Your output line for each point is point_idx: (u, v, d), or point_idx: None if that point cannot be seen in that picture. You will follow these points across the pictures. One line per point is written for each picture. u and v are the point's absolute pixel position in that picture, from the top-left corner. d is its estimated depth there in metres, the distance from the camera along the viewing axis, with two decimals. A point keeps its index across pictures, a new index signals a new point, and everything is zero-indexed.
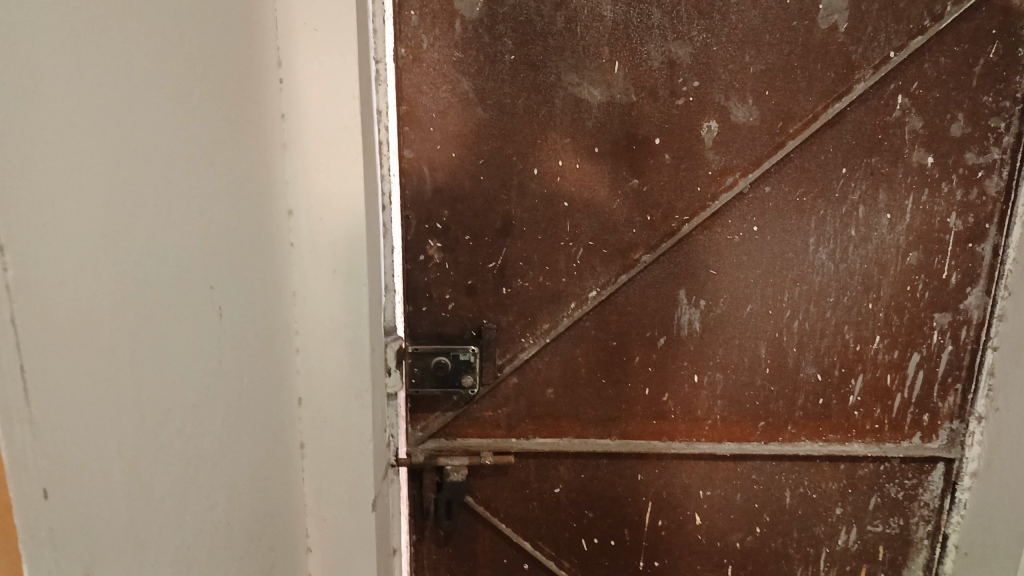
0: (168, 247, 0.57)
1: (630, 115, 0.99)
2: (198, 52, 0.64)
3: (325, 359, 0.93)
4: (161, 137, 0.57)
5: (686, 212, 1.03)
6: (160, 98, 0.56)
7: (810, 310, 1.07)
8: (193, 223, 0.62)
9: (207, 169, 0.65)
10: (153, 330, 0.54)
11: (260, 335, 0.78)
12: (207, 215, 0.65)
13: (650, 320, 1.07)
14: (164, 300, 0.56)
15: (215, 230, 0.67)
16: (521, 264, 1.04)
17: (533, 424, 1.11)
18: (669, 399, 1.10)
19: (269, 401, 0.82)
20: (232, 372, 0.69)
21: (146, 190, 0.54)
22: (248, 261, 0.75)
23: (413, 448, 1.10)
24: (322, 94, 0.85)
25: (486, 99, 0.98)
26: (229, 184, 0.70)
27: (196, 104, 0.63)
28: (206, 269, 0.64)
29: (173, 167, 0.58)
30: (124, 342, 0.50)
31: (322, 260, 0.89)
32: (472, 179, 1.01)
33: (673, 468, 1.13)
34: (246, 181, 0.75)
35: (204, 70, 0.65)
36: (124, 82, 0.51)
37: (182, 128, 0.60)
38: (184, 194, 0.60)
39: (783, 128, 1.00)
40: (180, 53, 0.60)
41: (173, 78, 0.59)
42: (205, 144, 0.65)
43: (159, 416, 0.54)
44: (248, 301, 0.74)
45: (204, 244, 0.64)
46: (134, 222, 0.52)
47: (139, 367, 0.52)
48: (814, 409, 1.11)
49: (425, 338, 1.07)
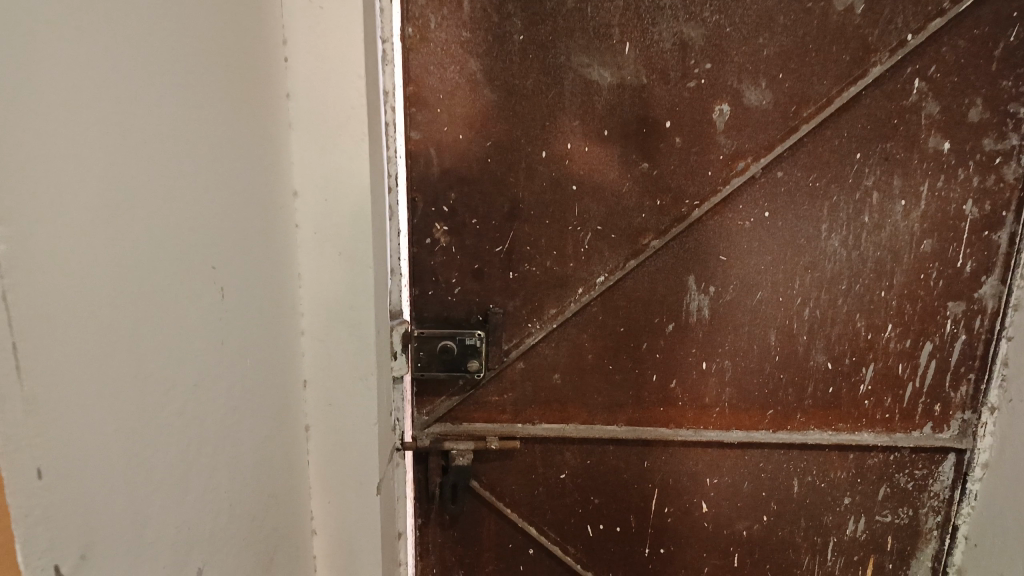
0: (169, 226, 0.56)
1: (640, 97, 0.98)
2: (202, 29, 0.63)
3: (331, 342, 0.92)
4: (163, 114, 0.56)
5: (697, 196, 1.01)
6: (161, 74, 0.56)
7: (821, 298, 1.05)
8: (195, 201, 0.61)
9: (210, 149, 0.65)
10: (153, 309, 0.53)
11: (264, 317, 0.78)
12: (209, 195, 0.64)
13: (658, 306, 1.06)
14: (165, 279, 0.55)
15: (218, 210, 0.66)
16: (529, 248, 1.03)
17: (539, 409, 1.11)
18: (676, 386, 1.10)
19: (274, 384, 0.82)
20: (236, 353, 0.69)
21: (147, 167, 0.53)
22: (253, 242, 0.74)
23: (419, 432, 1.10)
24: (328, 73, 0.84)
25: (494, 80, 0.97)
26: (233, 163, 0.70)
27: (200, 82, 0.62)
28: (208, 248, 0.63)
29: (175, 145, 0.58)
30: (122, 322, 0.49)
31: (327, 241, 0.89)
32: (479, 162, 1.00)
33: (680, 455, 1.13)
34: (251, 161, 0.74)
35: (206, 47, 0.64)
36: (125, 57, 0.50)
37: (184, 106, 0.60)
38: (187, 173, 0.60)
39: (796, 112, 0.98)
40: (184, 30, 0.60)
41: (175, 55, 0.58)
42: (208, 123, 0.64)
43: (158, 396, 0.54)
44: (252, 282, 0.74)
45: (206, 223, 0.63)
46: (134, 199, 0.51)
47: (137, 347, 0.51)
48: (823, 397, 1.10)
49: (432, 321, 1.07)
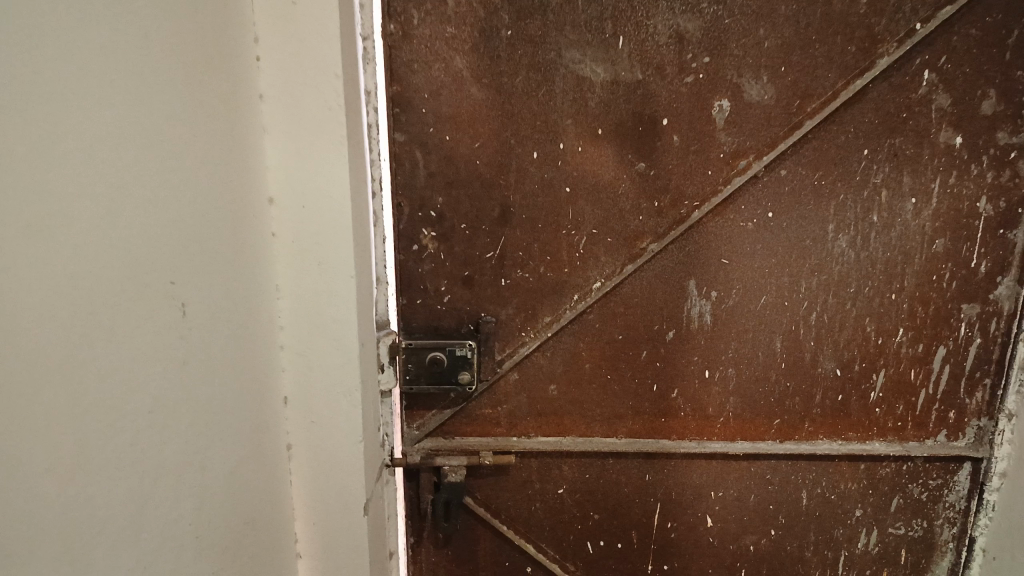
0: (117, 239, 0.52)
1: (636, 94, 0.93)
2: (158, 27, 0.58)
3: (312, 356, 0.87)
4: (108, 119, 0.51)
5: (697, 197, 0.96)
6: (104, 76, 0.51)
7: (828, 302, 1.00)
8: (151, 211, 0.56)
9: (170, 154, 0.60)
10: (96, 331, 0.49)
11: (236, 332, 0.73)
12: (168, 204, 0.59)
13: (659, 313, 1.01)
14: (111, 297, 0.51)
15: (179, 220, 0.61)
16: (521, 254, 0.99)
17: (534, 421, 1.06)
18: (678, 396, 1.04)
19: (249, 403, 0.77)
20: (201, 373, 0.64)
21: (84, 178, 0.48)
22: (222, 253, 0.70)
23: (409, 447, 1.05)
24: (303, 74, 0.79)
25: (481, 78, 0.92)
26: (197, 170, 0.65)
27: (155, 85, 0.58)
28: (166, 260, 0.59)
29: (125, 151, 0.53)
30: (50, 348, 0.45)
31: (307, 251, 0.84)
32: (467, 164, 0.95)
33: (683, 468, 1.08)
34: (219, 167, 0.70)
35: (164, 47, 0.59)
36: (50, 58, 0.45)
37: (136, 111, 0.55)
38: (139, 181, 0.55)
39: (800, 106, 0.93)
40: (133, 28, 0.54)
41: (122, 55, 0.53)
42: (166, 128, 0.59)
43: (103, 426, 0.49)
44: (220, 297, 0.69)
45: (164, 234, 0.58)
46: (64, 212, 0.46)
47: (72, 376, 0.46)
48: (833, 406, 1.05)
49: (421, 332, 1.02)
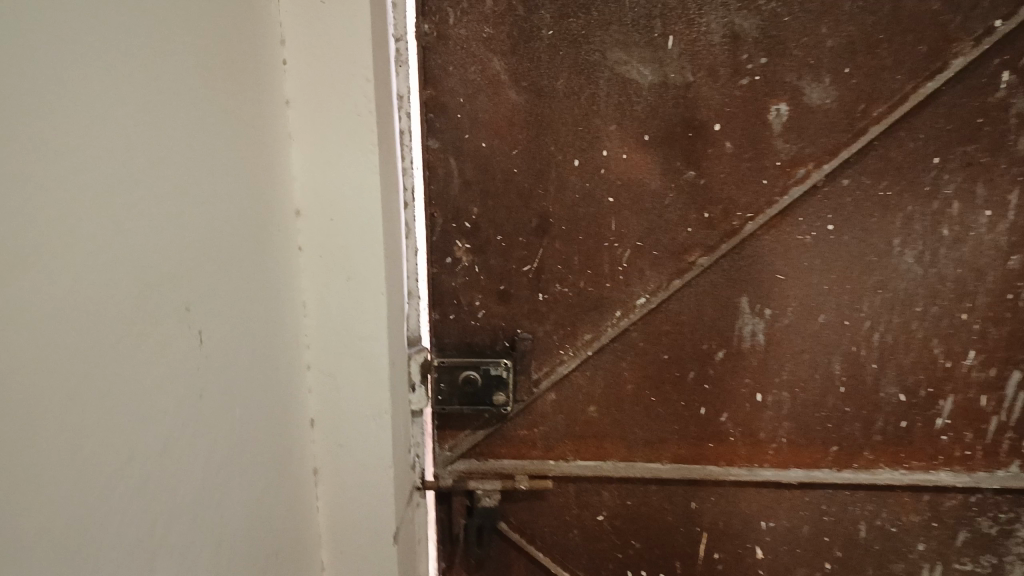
0: (126, 260, 0.47)
1: (686, 98, 0.86)
2: (172, 30, 0.53)
3: (339, 376, 0.83)
4: (116, 133, 0.46)
5: (750, 208, 0.90)
6: (113, 85, 0.46)
7: (892, 321, 0.93)
8: (163, 230, 0.52)
9: (186, 166, 0.55)
10: (101, 365, 0.44)
11: (257, 354, 0.69)
12: (183, 220, 0.55)
13: (707, 332, 0.95)
14: (119, 325, 0.46)
15: (196, 238, 0.56)
16: (560, 268, 0.93)
17: (572, 444, 1.00)
18: (727, 420, 0.98)
19: (271, 428, 0.72)
20: (218, 402, 0.60)
21: (92, 197, 0.44)
22: (242, 271, 0.65)
23: (440, 469, 1.00)
24: (332, 79, 0.74)
25: (520, 81, 0.86)
26: (216, 182, 0.60)
27: (173, 93, 0.53)
28: (181, 281, 0.54)
29: (134, 166, 0.48)
30: (53, 388, 0.40)
31: (335, 265, 0.79)
32: (504, 173, 0.90)
33: (732, 496, 1.01)
34: (241, 179, 0.65)
35: (179, 51, 0.54)
36: (55, 67, 0.41)
37: (149, 121, 0.50)
38: (151, 197, 0.50)
39: (865, 111, 0.86)
40: (145, 29, 0.50)
41: (133, 60, 0.48)
42: (182, 139, 0.55)
43: (109, 471, 0.45)
44: (240, 318, 0.65)
45: (178, 254, 0.54)
46: (69, 234, 0.41)
47: (75, 419, 0.42)
48: (895, 432, 0.98)
49: (453, 349, 0.97)
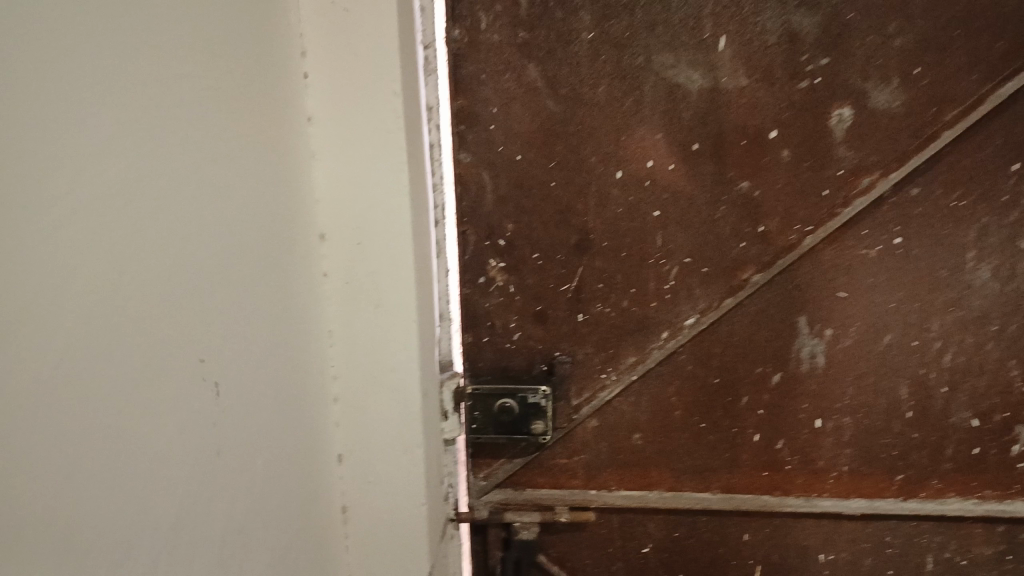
0: (126, 315, 0.42)
1: (738, 103, 0.80)
2: (178, 50, 0.48)
3: (369, 408, 0.77)
4: (110, 172, 0.41)
5: (810, 221, 0.83)
6: (107, 120, 0.41)
7: (965, 341, 0.86)
8: (170, 273, 0.47)
9: (195, 199, 0.50)
10: (99, 441, 0.39)
11: (277, 394, 0.64)
12: (192, 260, 0.49)
13: (761, 354, 0.88)
14: (118, 392, 0.41)
15: (208, 276, 0.51)
16: (602, 287, 0.86)
17: (615, 473, 0.94)
18: (783, 447, 0.91)
19: (294, 472, 0.67)
20: (233, 457, 0.55)
21: (83, 247, 0.39)
22: (260, 306, 0.60)
23: (475, 500, 0.94)
24: (357, 93, 0.69)
25: (558, 88, 0.80)
26: (232, 213, 0.55)
27: (182, 122, 0.48)
28: (190, 328, 0.49)
29: (131, 207, 0.43)
30: (39, 481, 0.35)
31: (361, 292, 0.74)
32: (540, 187, 0.83)
33: (787, 527, 0.94)
34: (260, 207, 0.60)
35: (186, 72, 0.49)
36: (30, 103, 0.35)
37: (151, 153, 0.45)
38: (154, 238, 0.45)
39: (937, 114, 0.78)
40: (144, 52, 0.44)
41: (131, 87, 0.43)
42: (191, 169, 0.49)
43: (105, 565, 0.40)
44: (257, 359, 0.60)
45: (186, 298, 0.49)
46: (56, 293, 0.36)
47: (67, 509, 0.37)
48: (966, 461, 0.90)
49: (488, 374, 0.90)
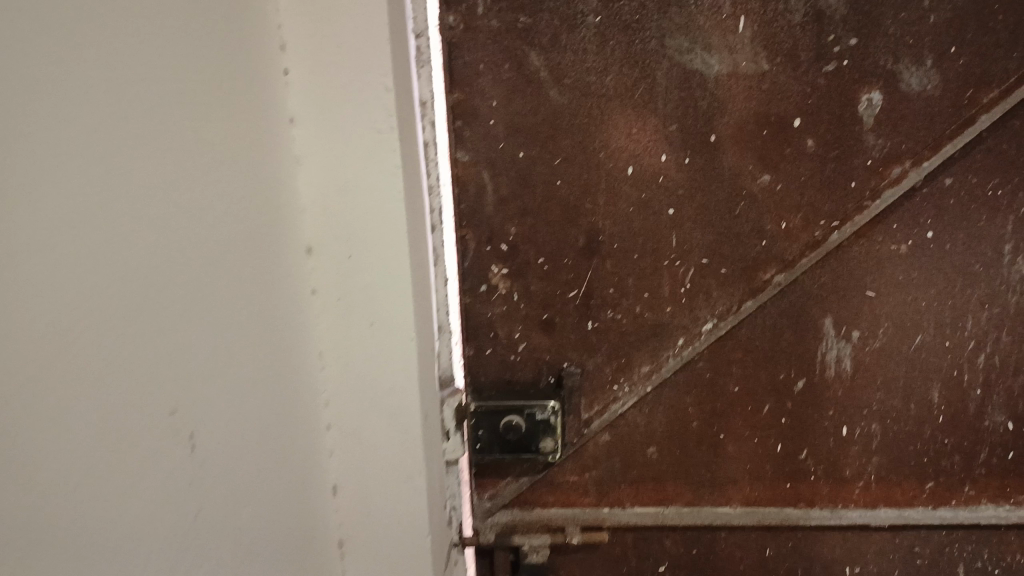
0: (64, 381, 0.36)
1: (759, 88, 0.73)
2: (112, 56, 0.41)
3: (365, 436, 0.70)
4: (32, 192, 0.35)
5: (835, 215, 0.77)
6: (36, 134, 0.35)
7: (1002, 340, 0.80)
8: (114, 320, 0.40)
9: (143, 227, 0.43)
10: (47, 531, 0.34)
11: (261, 432, 0.57)
12: (141, 300, 0.43)
13: (785, 359, 0.82)
14: (66, 469, 0.36)
15: (162, 314, 0.45)
16: (613, 292, 0.80)
17: (630, 489, 0.87)
18: (808, 457, 0.86)
19: (286, 515, 0.61)
20: (211, 515, 0.49)
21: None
22: (234, 337, 0.53)
23: (479, 523, 0.87)
24: (342, 90, 0.62)
25: (563, 78, 0.73)
26: (192, 237, 0.48)
27: (125, 127, 0.42)
28: (141, 378, 0.42)
29: (51, 249, 0.36)
30: None
31: (353, 310, 0.67)
32: (546, 185, 0.76)
33: (812, 540, 0.89)
34: (230, 225, 0.53)
35: (126, 80, 0.42)
36: None
37: (80, 181, 0.38)
38: (90, 281, 0.38)
39: (973, 97, 0.72)
40: (65, 62, 0.37)
41: (50, 105, 0.36)
42: (136, 194, 0.43)
43: None
44: (234, 396, 0.53)
45: (136, 344, 0.42)
46: None
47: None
48: (1001, 466, 0.85)
49: (491, 390, 0.84)
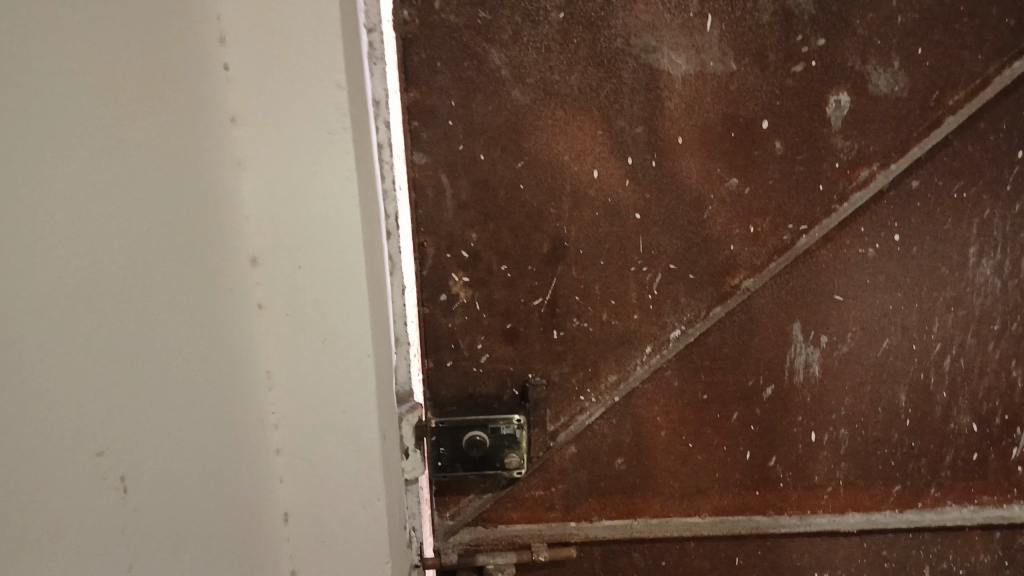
0: None
1: (727, 89, 0.71)
2: (16, 60, 0.36)
3: (318, 460, 0.66)
4: None
5: (803, 219, 0.75)
6: None
7: (967, 343, 0.80)
8: (26, 359, 0.35)
9: (59, 252, 0.38)
10: None
11: (204, 465, 0.52)
12: (61, 327, 0.38)
13: (754, 366, 0.80)
14: None
15: (84, 345, 0.40)
16: (578, 300, 0.77)
17: (597, 502, 0.84)
18: (777, 464, 0.84)
19: (233, 553, 0.56)
20: (147, 565, 0.44)
21: None
22: (172, 363, 0.48)
23: (441, 544, 0.83)
24: (291, 89, 0.57)
25: (526, 77, 0.70)
26: (122, 258, 0.43)
27: (39, 125, 0.37)
28: (56, 426, 0.37)
29: None
30: None
31: (304, 326, 0.62)
32: (508, 189, 0.73)
33: (780, 548, 0.87)
34: (164, 240, 0.48)
35: (40, 73, 0.37)
36: None
37: None
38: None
39: (939, 99, 0.72)
40: None
41: None
42: (52, 208, 0.38)
43: None
44: (173, 430, 0.48)
45: (52, 382, 0.37)
46: None
47: None
48: (966, 467, 0.85)
49: (453, 405, 0.80)
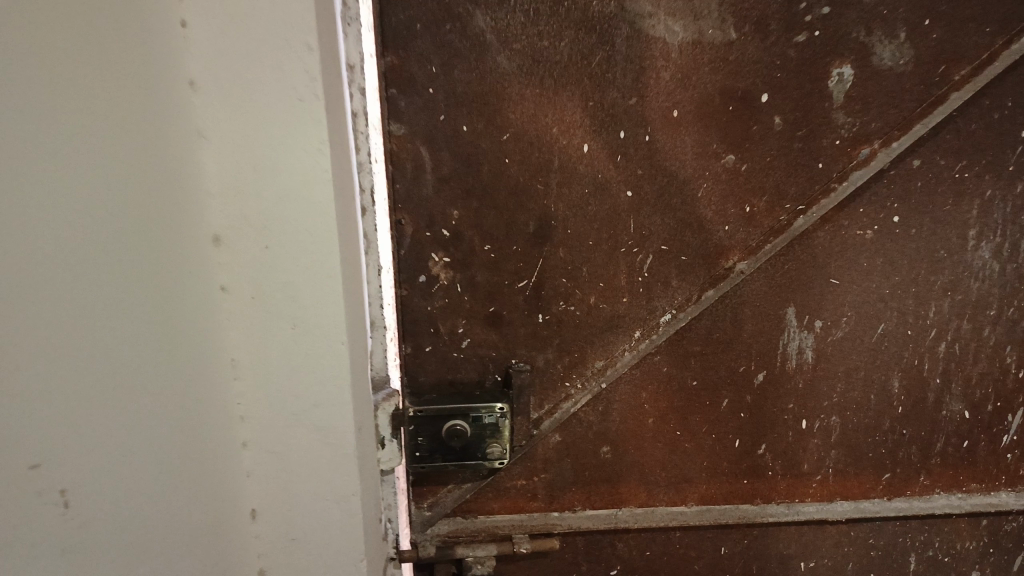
0: None
1: (725, 60, 0.67)
2: None
3: (288, 454, 0.61)
4: None
5: (800, 199, 0.72)
6: None
7: (962, 328, 0.78)
8: None
9: None
10: None
11: (151, 466, 0.48)
12: None
13: (746, 352, 0.77)
14: None
15: None
16: (565, 282, 0.73)
17: (581, 492, 0.81)
18: (766, 452, 0.81)
19: (190, 556, 0.52)
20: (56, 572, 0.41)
21: None
22: (103, 352, 0.44)
23: (419, 536, 0.79)
24: (254, 51, 0.51)
25: (512, 43, 0.65)
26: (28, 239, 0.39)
27: None
28: None
29: None
30: None
31: (271, 312, 0.57)
32: (492, 164, 0.68)
33: (767, 536, 0.85)
34: (99, 220, 0.44)
35: None
36: None
37: None
38: None
39: (945, 73, 0.69)
40: None
41: None
42: None
43: None
44: (104, 425, 0.44)
45: None
46: None
47: None
48: (956, 454, 0.83)
49: (432, 392, 0.76)
